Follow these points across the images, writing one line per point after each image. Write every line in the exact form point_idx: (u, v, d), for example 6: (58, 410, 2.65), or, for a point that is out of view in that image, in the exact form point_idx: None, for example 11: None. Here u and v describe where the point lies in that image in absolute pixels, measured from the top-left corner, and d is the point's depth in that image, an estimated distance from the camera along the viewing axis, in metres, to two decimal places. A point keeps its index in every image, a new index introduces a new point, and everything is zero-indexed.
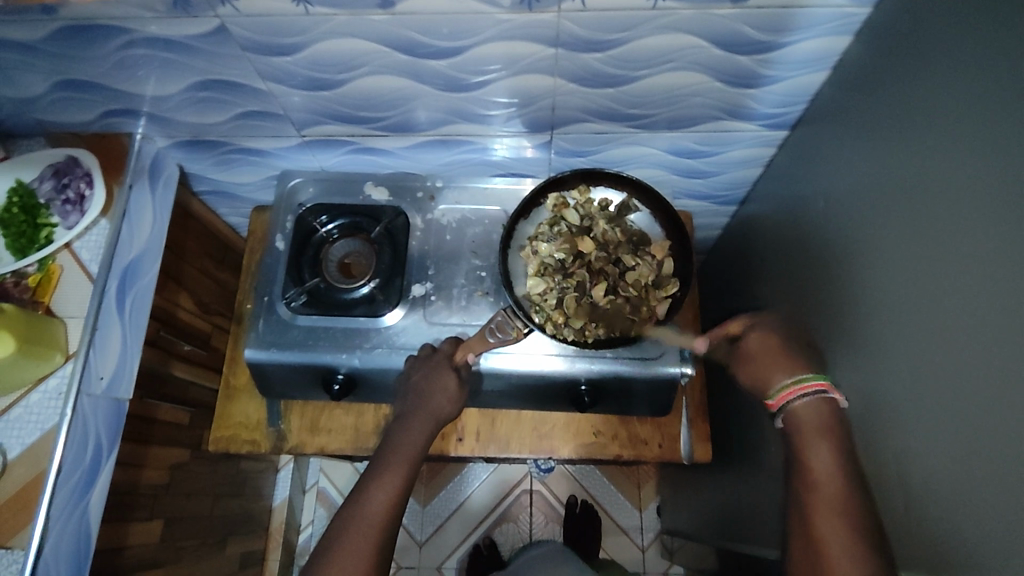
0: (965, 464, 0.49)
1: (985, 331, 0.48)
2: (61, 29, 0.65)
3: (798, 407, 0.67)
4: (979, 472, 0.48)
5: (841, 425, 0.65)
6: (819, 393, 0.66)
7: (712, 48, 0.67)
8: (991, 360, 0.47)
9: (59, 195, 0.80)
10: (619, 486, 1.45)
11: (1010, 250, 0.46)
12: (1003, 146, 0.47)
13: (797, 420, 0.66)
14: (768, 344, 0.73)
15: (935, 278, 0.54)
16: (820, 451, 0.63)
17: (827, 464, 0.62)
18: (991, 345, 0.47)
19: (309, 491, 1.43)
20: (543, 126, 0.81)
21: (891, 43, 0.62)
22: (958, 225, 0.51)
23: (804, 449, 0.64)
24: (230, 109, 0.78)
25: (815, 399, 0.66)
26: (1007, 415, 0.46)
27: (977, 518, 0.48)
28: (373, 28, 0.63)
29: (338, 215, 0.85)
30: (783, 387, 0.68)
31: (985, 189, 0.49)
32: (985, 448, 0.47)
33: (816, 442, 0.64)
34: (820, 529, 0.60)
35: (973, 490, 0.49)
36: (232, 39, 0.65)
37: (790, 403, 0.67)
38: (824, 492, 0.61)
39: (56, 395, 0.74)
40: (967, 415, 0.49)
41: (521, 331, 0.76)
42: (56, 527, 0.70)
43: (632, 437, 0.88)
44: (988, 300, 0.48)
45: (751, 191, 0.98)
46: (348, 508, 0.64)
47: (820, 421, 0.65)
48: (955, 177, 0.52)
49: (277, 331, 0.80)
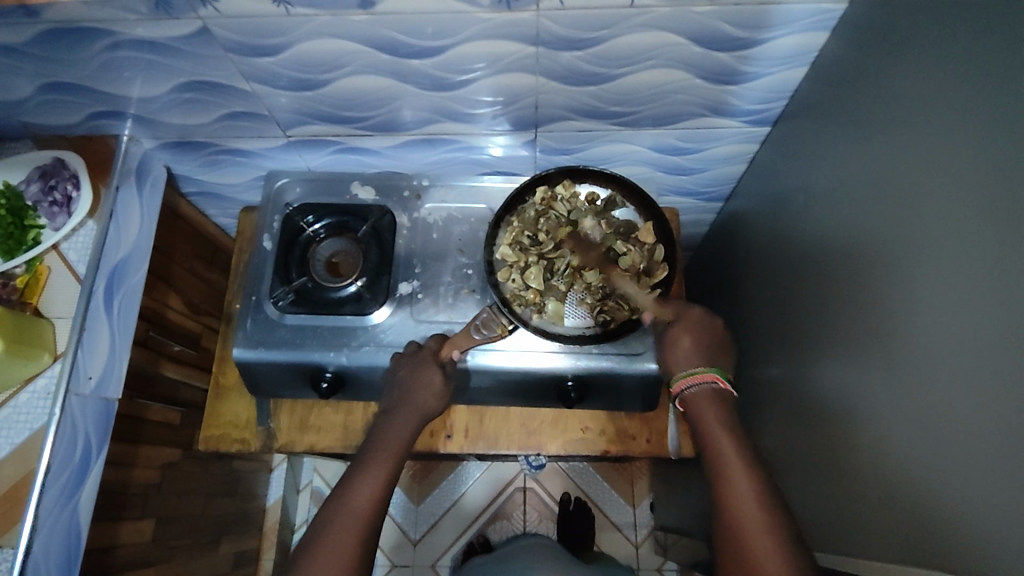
0: (961, 451, 0.48)
1: (974, 325, 0.48)
2: (45, 32, 0.65)
3: (693, 398, 0.68)
4: (976, 460, 0.47)
5: (732, 411, 0.66)
6: (711, 384, 0.68)
7: (691, 45, 0.68)
8: (987, 345, 0.46)
9: (46, 198, 0.80)
10: (613, 483, 1.46)
11: (999, 240, 0.46)
12: (987, 140, 0.47)
13: (697, 409, 0.67)
14: (684, 329, 0.72)
15: (923, 274, 0.53)
16: (727, 444, 0.63)
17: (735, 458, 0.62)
18: (980, 340, 0.47)
19: (303, 490, 1.43)
20: (527, 124, 0.81)
21: (868, 38, 0.62)
22: (944, 220, 0.51)
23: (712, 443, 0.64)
24: (216, 110, 0.79)
25: (707, 389, 0.68)
26: (1003, 400, 0.45)
27: (976, 507, 0.47)
28: (355, 28, 0.64)
29: (325, 215, 0.86)
30: (687, 374, 0.69)
31: (977, 176, 0.48)
32: (974, 443, 0.47)
33: (722, 436, 0.64)
34: (740, 519, 0.59)
35: (970, 478, 0.48)
36: (215, 40, 0.66)
37: (684, 392, 0.69)
38: (733, 478, 0.61)
39: (45, 395, 0.74)
40: (956, 410, 0.49)
41: (507, 328, 0.77)
42: (45, 525, 0.70)
43: (620, 432, 0.89)
44: (975, 294, 0.48)
45: (736, 187, 0.98)
46: (333, 502, 0.65)
47: (715, 413, 0.66)
48: (941, 172, 0.52)
49: (265, 330, 0.81)
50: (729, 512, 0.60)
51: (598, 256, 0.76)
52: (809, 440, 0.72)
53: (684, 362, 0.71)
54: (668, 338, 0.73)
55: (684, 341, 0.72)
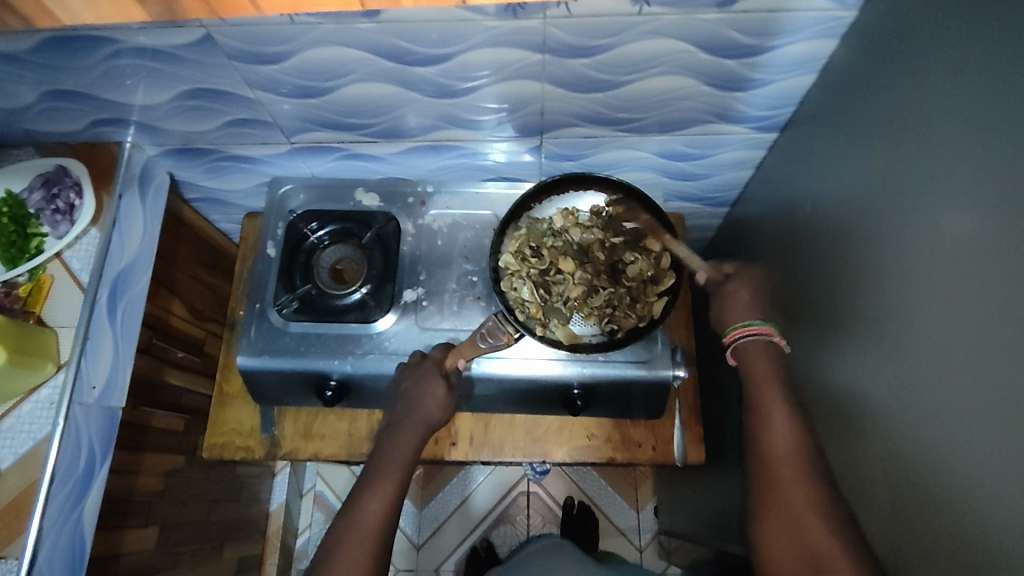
0: (966, 458, 0.48)
1: (980, 341, 0.47)
2: (47, 40, 0.65)
3: (745, 348, 0.70)
4: (982, 466, 0.47)
5: (782, 364, 0.69)
6: (767, 337, 0.70)
7: (698, 52, 0.67)
8: (994, 352, 0.46)
9: (48, 206, 0.79)
10: (617, 487, 1.46)
11: (1006, 244, 0.45)
12: (996, 153, 0.47)
13: (747, 361, 0.70)
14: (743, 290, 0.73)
15: (927, 287, 0.53)
16: (768, 388, 0.67)
17: (774, 395, 0.67)
18: (985, 356, 0.47)
19: (306, 495, 1.43)
20: (533, 131, 0.81)
21: (877, 45, 0.62)
22: (952, 233, 0.51)
23: (754, 383, 0.68)
24: (220, 117, 0.78)
25: (760, 342, 0.69)
26: (1010, 406, 0.44)
27: (982, 514, 0.47)
28: (359, 37, 0.63)
29: (329, 222, 0.86)
30: (741, 325, 0.71)
31: (983, 179, 0.48)
32: (977, 459, 0.47)
33: (766, 384, 0.67)
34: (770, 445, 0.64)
35: (975, 484, 0.47)
36: (218, 48, 0.65)
37: (739, 343, 0.71)
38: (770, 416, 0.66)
39: (49, 405, 0.74)
40: (960, 425, 0.49)
41: (513, 337, 0.74)
42: (49, 535, 0.70)
43: (625, 440, 0.88)
44: (982, 310, 0.47)
45: (741, 193, 0.98)
46: (343, 518, 0.64)
47: (762, 360, 0.69)
48: (949, 185, 0.51)
49: (269, 338, 0.80)
50: (762, 436, 0.65)
51: (599, 267, 0.77)
52: None
53: (743, 313, 0.72)
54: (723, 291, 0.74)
55: (741, 296, 0.72)
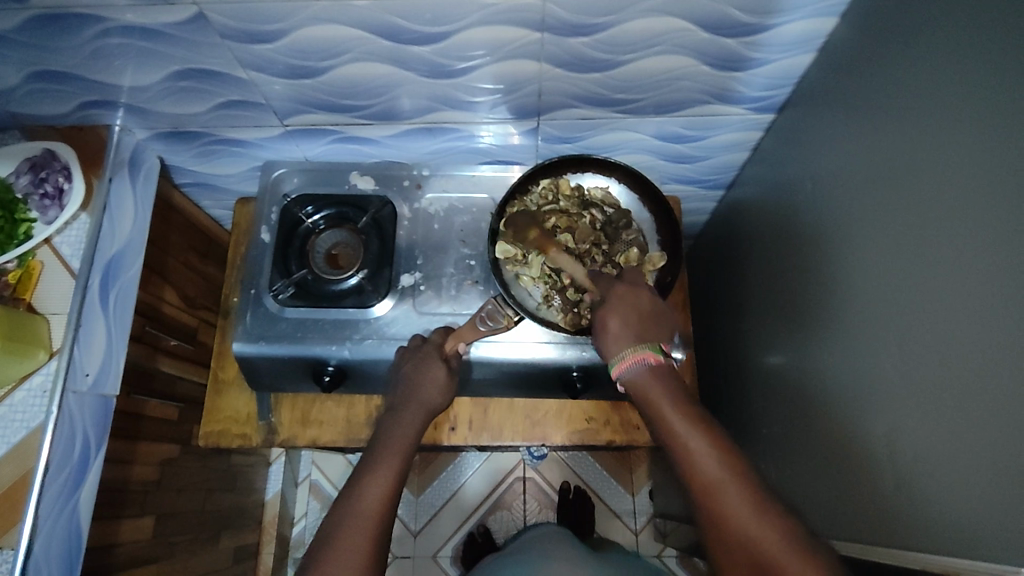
0: (965, 431, 0.48)
1: (975, 324, 0.48)
2: (33, 18, 0.63)
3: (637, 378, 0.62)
4: (979, 439, 0.47)
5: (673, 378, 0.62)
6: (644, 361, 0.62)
7: (698, 30, 0.67)
8: (990, 326, 0.46)
9: (36, 190, 0.77)
10: (613, 471, 1.47)
11: (1003, 219, 0.45)
12: (994, 140, 0.47)
13: (638, 390, 0.62)
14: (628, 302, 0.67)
15: (930, 278, 0.53)
16: (653, 387, 0.61)
17: (672, 407, 0.60)
18: (984, 348, 0.47)
19: (302, 483, 1.43)
20: (530, 112, 0.80)
21: (876, 22, 0.62)
22: (950, 219, 0.51)
23: (655, 408, 0.60)
24: (211, 99, 0.77)
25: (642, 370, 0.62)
26: (1004, 377, 0.45)
27: (980, 485, 0.47)
28: (355, 13, 0.62)
29: (324, 206, 0.84)
30: (619, 358, 0.64)
31: (981, 153, 0.48)
32: (977, 448, 0.47)
33: (650, 384, 0.62)
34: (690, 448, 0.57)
35: (973, 455, 0.48)
36: (210, 26, 0.64)
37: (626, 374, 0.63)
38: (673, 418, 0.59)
39: (42, 393, 0.73)
40: (962, 414, 0.49)
41: (512, 320, 0.75)
42: (45, 526, 0.69)
43: (624, 422, 0.88)
44: (978, 301, 0.47)
45: (738, 175, 0.98)
46: (345, 503, 0.63)
47: (657, 387, 0.61)
48: (951, 178, 0.51)
49: (265, 324, 0.79)
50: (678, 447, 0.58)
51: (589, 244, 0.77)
52: (816, 427, 0.72)
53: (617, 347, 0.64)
54: (599, 320, 0.67)
55: (614, 324, 0.65)
